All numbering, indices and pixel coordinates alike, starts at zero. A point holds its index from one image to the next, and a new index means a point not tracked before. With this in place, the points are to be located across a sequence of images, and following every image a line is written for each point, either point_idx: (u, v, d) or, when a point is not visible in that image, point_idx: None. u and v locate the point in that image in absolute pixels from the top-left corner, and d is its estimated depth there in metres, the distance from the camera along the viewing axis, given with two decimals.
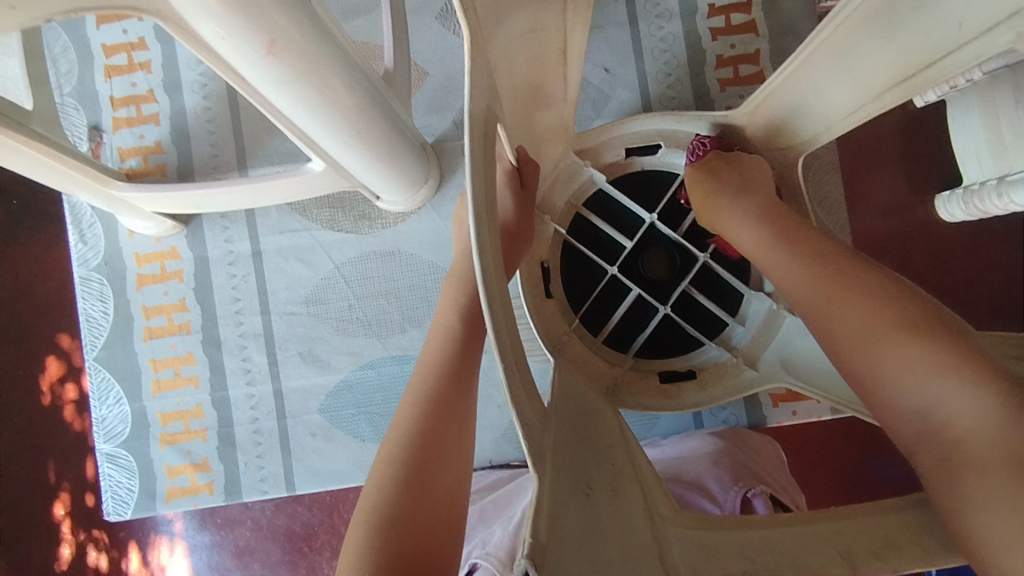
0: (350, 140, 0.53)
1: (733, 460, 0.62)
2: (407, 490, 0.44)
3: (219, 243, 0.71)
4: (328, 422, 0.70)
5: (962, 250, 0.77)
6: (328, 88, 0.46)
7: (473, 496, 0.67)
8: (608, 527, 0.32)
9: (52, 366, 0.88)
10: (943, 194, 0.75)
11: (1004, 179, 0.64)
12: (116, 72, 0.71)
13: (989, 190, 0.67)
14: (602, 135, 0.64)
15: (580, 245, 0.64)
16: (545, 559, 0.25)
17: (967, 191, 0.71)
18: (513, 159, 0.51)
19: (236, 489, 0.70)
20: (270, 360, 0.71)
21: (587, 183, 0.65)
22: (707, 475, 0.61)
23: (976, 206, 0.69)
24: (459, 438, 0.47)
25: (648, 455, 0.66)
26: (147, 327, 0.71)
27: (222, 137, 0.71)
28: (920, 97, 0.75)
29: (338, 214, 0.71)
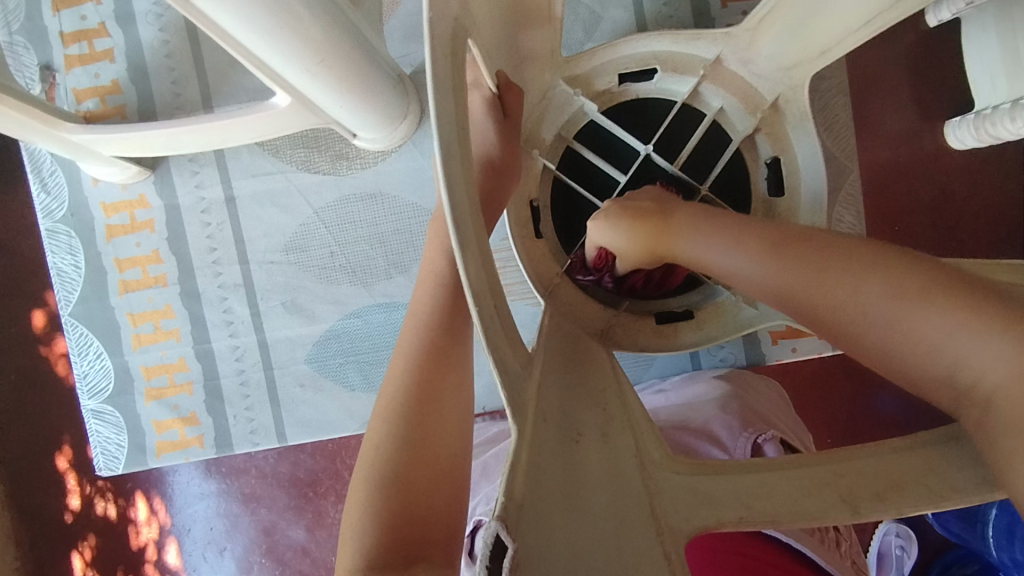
0: (314, 68, 0.48)
1: (740, 405, 0.60)
2: (404, 437, 0.42)
3: (190, 189, 0.67)
4: (316, 372, 0.68)
5: (978, 178, 0.73)
6: (281, 7, 0.40)
7: (477, 450, 0.65)
8: (598, 477, 0.30)
9: (38, 318, 0.86)
10: (954, 119, 0.70)
11: (1019, 101, 0.60)
12: (64, 4, 0.65)
13: (1001, 113, 0.62)
14: (592, 61, 0.58)
15: (571, 181, 0.61)
16: (521, 517, 0.23)
17: (978, 116, 0.66)
18: (492, 85, 0.47)
19: (228, 442, 0.69)
20: (252, 311, 0.68)
21: (579, 114, 0.60)
22: (714, 421, 0.59)
23: (987, 131, 0.65)
24: (456, 387, 0.45)
25: (652, 403, 0.65)
26: (122, 280, 0.68)
27: (184, 73, 0.66)
28: (932, 15, 0.70)
29: (314, 154, 0.66)
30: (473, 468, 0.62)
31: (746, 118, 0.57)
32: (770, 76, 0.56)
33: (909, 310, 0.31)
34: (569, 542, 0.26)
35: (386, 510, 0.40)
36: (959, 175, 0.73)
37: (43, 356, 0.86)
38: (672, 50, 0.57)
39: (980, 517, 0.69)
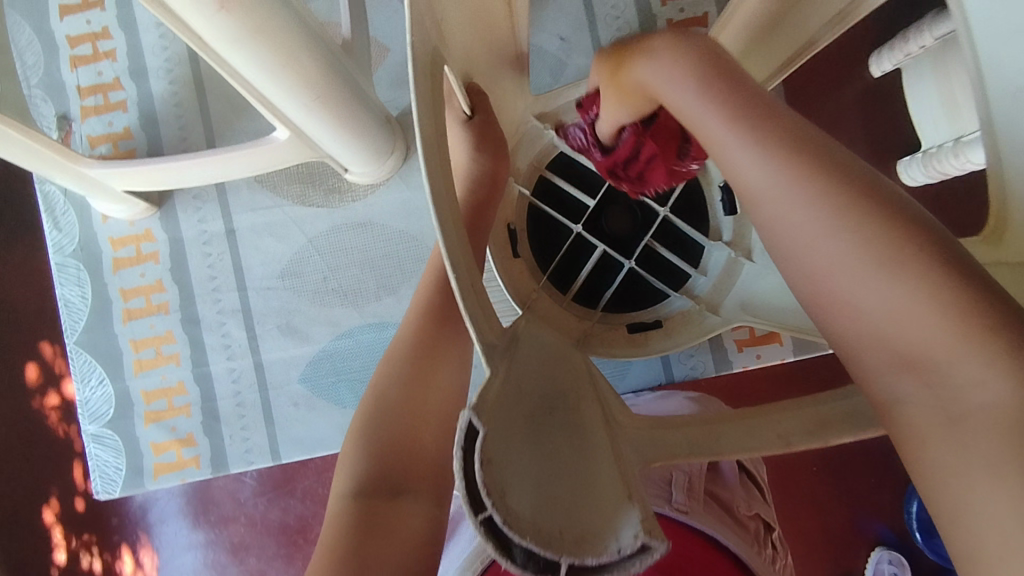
0: (310, 103, 0.54)
1: (700, 422, 0.65)
2: (398, 389, 0.46)
3: (193, 224, 0.73)
4: (309, 392, 0.72)
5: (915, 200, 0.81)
6: (283, 48, 0.47)
7: None
8: (568, 425, 0.31)
9: (30, 370, 0.89)
10: (905, 160, 0.78)
11: (960, 140, 0.66)
12: (82, 62, 0.73)
13: (946, 151, 0.69)
14: (557, 100, 0.66)
15: (546, 206, 0.67)
16: (487, 417, 0.27)
17: (927, 156, 0.74)
18: (468, 109, 0.51)
19: (223, 461, 0.72)
20: (249, 334, 0.72)
21: (549, 146, 0.67)
22: (675, 430, 0.64)
23: (936, 168, 0.72)
24: (460, 340, 0.47)
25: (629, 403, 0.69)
26: (126, 309, 0.72)
27: (190, 120, 0.73)
28: (875, 66, 0.80)
29: (309, 189, 0.73)
30: None
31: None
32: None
33: (870, 275, 0.31)
34: (527, 468, 0.28)
35: (379, 454, 0.43)
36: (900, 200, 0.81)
37: (35, 407, 0.89)
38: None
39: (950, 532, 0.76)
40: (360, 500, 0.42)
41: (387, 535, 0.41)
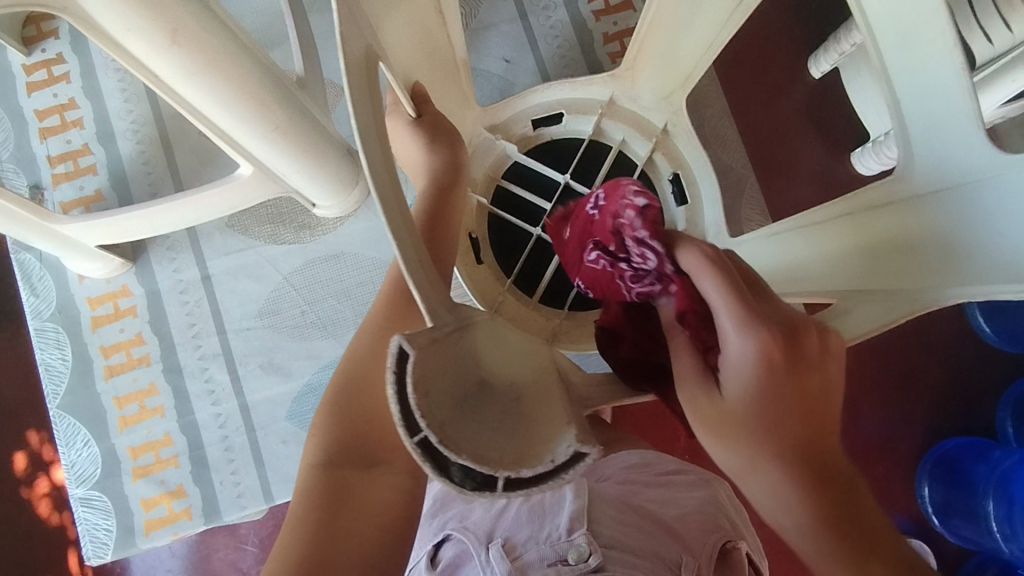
0: (271, 134, 0.56)
1: (719, 508, 0.56)
2: (362, 384, 0.51)
3: (169, 274, 0.74)
4: (298, 427, 0.72)
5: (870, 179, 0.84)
6: (239, 79, 0.49)
7: None
8: (508, 372, 0.32)
9: (18, 460, 0.87)
10: (857, 151, 0.78)
11: None
12: (51, 133, 0.75)
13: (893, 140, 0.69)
14: (507, 110, 0.70)
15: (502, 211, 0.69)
16: (420, 347, 0.27)
17: (876, 145, 0.74)
18: (412, 112, 0.53)
19: (215, 510, 0.70)
20: (232, 377, 0.72)
21: (503, 156, 0.69)
22: (690, 516, 0.54)
23: (886, 156, 0.72)
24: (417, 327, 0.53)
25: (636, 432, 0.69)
26: (107, 365, 0.72)
27: (159, 175, 0.75)
28: (815, 67, 0.81)
29: (280, 228, 0.74)
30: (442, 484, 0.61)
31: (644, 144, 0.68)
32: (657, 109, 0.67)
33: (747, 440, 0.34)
34: (463, 405, 0.28)
35: (348, 443, 0.49)
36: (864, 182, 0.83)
37: (24, 497, 0.86)
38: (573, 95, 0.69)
39: (981, 512, 0.73)
40: (333, 486, 0.47)
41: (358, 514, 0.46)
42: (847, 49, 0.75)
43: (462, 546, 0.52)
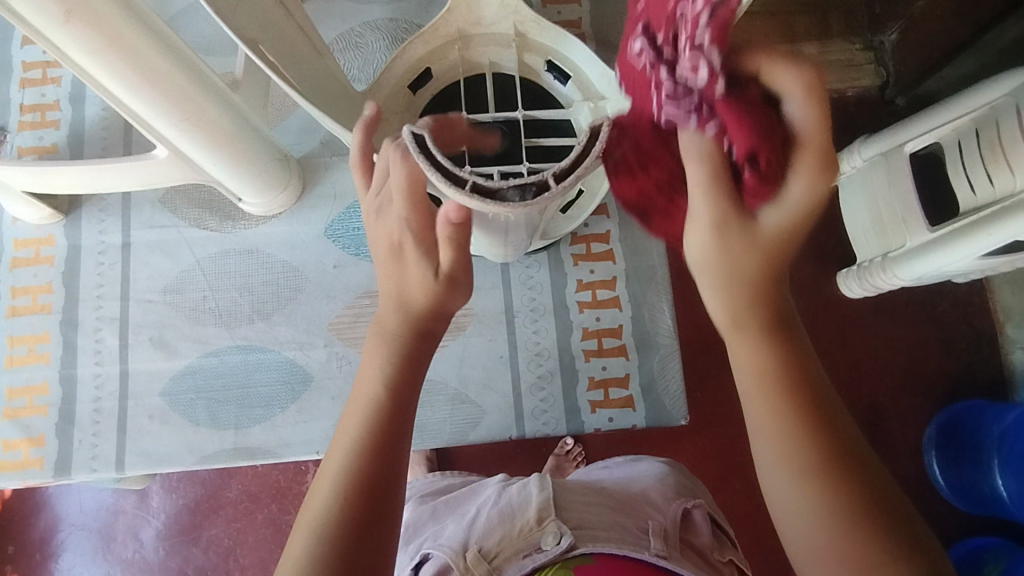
0: (181, 124, 0.59)
1: (676, 481, 0.63)
2: (403, 304, 0.49)
3: (94, 234, 0.77)
4: (166, 406, 0.73)
5: (864, 318, 1.00)
6: (145, 66, 0.52)
7: (425, 496, 0.68)
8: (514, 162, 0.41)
9: None
10: (845, 272, 0.98)
11: (887, 256, 0.88)
12: (30, 84, 0.81)
13: (876, 266, 0.91)
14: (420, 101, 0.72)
15: None
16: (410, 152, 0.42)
17: (860, 270, 0.95)
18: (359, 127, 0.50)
19: (67, 466, 0.72)
20: (121, 342, 0.75)
21: (401, 105, 0.71)
22: (652, 489, 0.61)
23: (869, 281, 0.93)
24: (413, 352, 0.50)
25: (599, 476, 0.68)
26: (12, 305, 0.75)
27: (114, 143, 0.80)
28: None
29: (206, 214, 0.78)
30: (419, 512, 0.65)
31: (512, 54, 0.71)
32: (502, 22, 0.69)
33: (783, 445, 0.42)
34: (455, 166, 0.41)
35: (393, 370, 0.49)
36: (849, 315, 1.00)
37: None
38: (430, 52, 0.71)
39: None
40: (373, 417, 0.47)
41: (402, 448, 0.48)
42: (845, 170, 0.96)
43: (440, 563, 0.54)
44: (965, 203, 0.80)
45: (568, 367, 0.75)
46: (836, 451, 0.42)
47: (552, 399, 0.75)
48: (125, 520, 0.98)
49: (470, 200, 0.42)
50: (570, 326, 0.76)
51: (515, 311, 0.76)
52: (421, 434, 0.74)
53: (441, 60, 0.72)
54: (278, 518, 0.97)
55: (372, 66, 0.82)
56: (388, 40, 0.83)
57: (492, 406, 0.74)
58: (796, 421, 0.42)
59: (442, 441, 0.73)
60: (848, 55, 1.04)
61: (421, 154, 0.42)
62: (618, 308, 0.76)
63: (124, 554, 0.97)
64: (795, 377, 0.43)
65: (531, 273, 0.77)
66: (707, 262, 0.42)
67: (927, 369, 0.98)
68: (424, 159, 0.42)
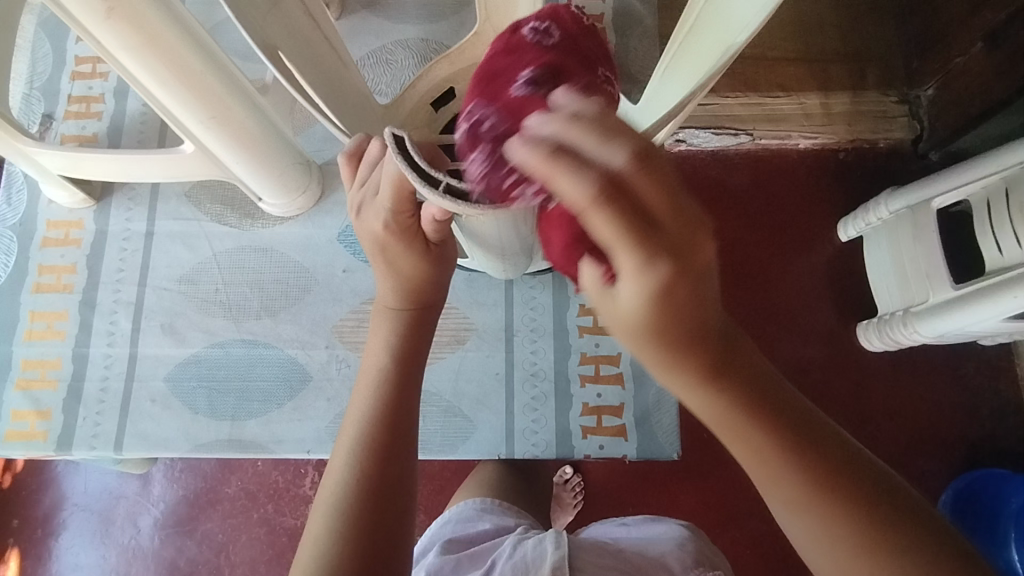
0: (208, 122, 0.62)
1: (698, 548, 0.63)
2: (402, 282, 0.51)
3: (121, 221, 0.81)
4: (169, 391, 0.76)
5: (881, 374, 0.98)
6: (175, 64, 0.55)
7: (452, 541, 0.63)
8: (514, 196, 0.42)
9: None
10: (863, 323, 0.97)
11: (909, 311, 0.87)
12: (79, 77, 0.86)
13: (897, 320, 0.89)
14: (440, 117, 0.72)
15: None
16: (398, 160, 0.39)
17: (880, 323, 0.93)
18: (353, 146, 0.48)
19: (69, 441, 0.74)
20: (134, 327, 0.78)
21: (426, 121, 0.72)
22: (670, 555, 0.61)
23: (888, 335, 0.92)
24: (417, 346, 0.53)
25: (615, 533, 0.67)
26: (37, 282, 0.79)
27: (150, 137, 0.84)
28: (843, 232, 1.01)
29: (226, 211, 0.81)
30: (443, 561, 0.60)
31: None
32: None
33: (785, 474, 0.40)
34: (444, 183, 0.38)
35: (397, 362, 0.51)
36: (866, 372, 0.98)
37: None
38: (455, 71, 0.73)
39: None
40: (384, 390, 0.50)
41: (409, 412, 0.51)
42: (871, 222, 0.95)
43: None
44: (991, 265, 0.78)
45: (562, 390, 0.75)
46: (813, 462, 0.40)
47: (544, 421, 0.74)
48: (125, 506, 1.00)
49: (442, 202, 0.37)
50: (568, 349, 0.76)
51: (515, 330, 0.77)
52: None
53: (464, 80, 0.73)
54: (272, 518, 0.98)
55: (399, 82, 0.85)
56: (418, 59, 0.86)
57: (483, 422, 0.75)
58: (773, 452, 0.40)
59: (430, 452, 0.74)
60: (882, 107, 1.03)
61: (399, 155, 0.38)
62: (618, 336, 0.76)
63: (120, 539, 0.99)
64: (752, 409, 0.39)
65: (534, 293, 0.78)
66: (628, 328, 0.33)
67: (944, 431, 0.96)
68: (401, 158, 0.38)
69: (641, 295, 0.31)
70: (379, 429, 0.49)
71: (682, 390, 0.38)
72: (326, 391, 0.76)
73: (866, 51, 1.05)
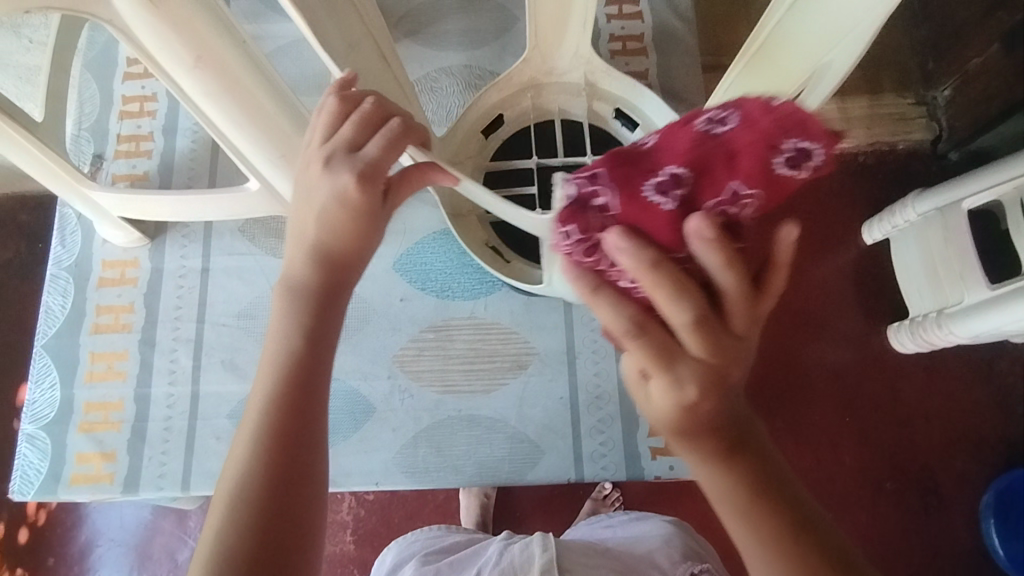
0: (277, 160, 0.62)
1: (684, 543, 0.65)
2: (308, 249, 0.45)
3: (176, 258, 0.81)
4: (234, 428, 0.75)
5: (920, 377, 0.98)
6: (252, 108, 0.55)
7: (432, 553, 0.68)
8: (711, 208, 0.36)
9: None
10: (895, 325, 0.97)
11: (943, 312, 0.86)
12: (128, 116, 0.86)
13: (930, 321, 0.89)
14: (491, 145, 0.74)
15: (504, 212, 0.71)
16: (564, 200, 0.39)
17: (913, 325, 0.93)
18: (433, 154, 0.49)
19: (135, 483, 0.74)
20: (194, 364, 0.78)
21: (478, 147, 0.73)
22: (658, 551, 0.63)
23: (922, 335, 0.91)
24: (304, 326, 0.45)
25: (603, 535, 0.69)
26: (95, 322, 0.79)
27: (200, 173, 0.85)
28: (868, 234, 1.00)
29: (282, 243, 0.81)
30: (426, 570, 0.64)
31: (582, 102, 0.74)
32: (576, 71, 0.72)
33: None
34: None
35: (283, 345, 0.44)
36: (902, 376, 0.98)
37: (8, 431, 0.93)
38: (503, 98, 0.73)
39: None
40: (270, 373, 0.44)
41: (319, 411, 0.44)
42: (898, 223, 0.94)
43: None
44: None
45: (628, 411, 0.75)
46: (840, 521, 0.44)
47: (611, 444, 0.74)
48: (163, 540, 0.99)
49: None
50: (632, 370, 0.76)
51: (577, 352, 0.77)
52: (481, 471, 0.74)
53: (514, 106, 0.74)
54: None
55: (446, 108, 0.86)
56: (463, 85, 0.87)
57: (550, 447, 0.74)
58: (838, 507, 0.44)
59: (501, 480, 0.73)
60: (900, 110, 1.04)
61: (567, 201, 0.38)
62: None
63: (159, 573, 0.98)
64: None
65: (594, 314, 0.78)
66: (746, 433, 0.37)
67: (987, 430, 0.96)
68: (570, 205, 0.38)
69: (675, 400, 0.35)
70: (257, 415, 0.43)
71: (697, 465, 0.37)
72: (391, 421, 0.76)
73: (896, 56, 1.05)
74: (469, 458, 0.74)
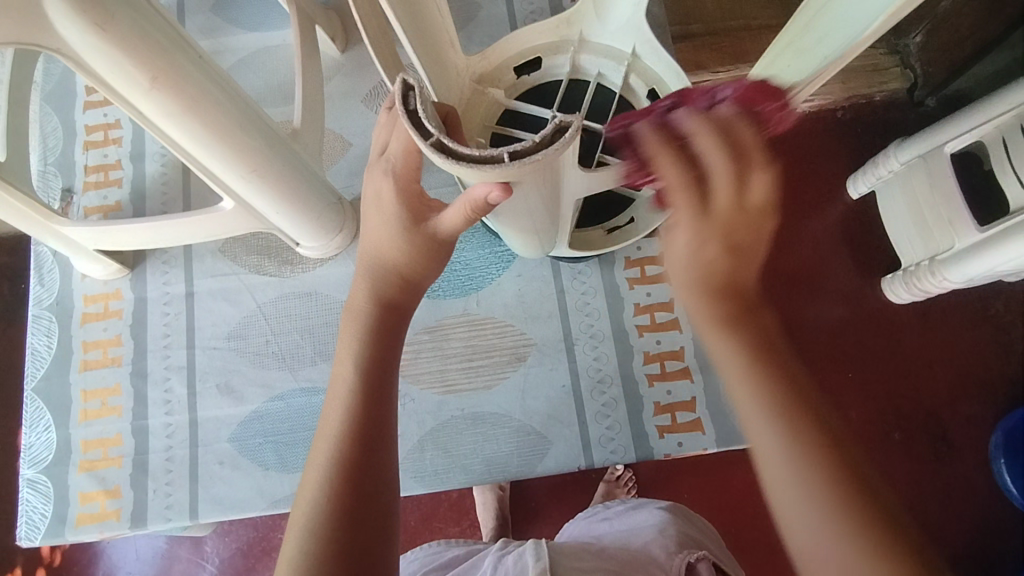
0: (248, 175, 0.60)
1: (678, 531, 0.65)
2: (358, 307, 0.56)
3: (158, 286, 0.80)
4: (236, 451, 0.74)
5: (916, 327, 0.99)
6: (214, 124, 0.53)
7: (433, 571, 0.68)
8: None
9: None
10: (889, 277, 0.97)
11: (934, 259, 0.86)
12: (93, 146, 0.84)
13: (924, 269, 0.88)
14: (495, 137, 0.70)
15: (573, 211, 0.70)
16: None
17: (906, 274, 0.93)
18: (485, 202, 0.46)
19: (143, 517, 0.73)
20: (189, 391, 0.76)
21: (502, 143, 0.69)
22: (653, 543, 0.63)
23: (916, 284, 0.91)
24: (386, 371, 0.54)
25: (601, 531, 0.71)
26: (84, 359, 0.78)
27: (173, 198, 0.83)
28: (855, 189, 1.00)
29: (264, 260, 0.80)
30: None
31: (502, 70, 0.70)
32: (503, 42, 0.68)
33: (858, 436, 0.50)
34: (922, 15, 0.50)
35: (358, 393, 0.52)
36: (899, 327, 0.99)
37: None
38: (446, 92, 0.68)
39: None
40: (356, 410, 0.51)
41: (382, 447, 0.51)
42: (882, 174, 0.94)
43: None
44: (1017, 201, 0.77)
45: (631, 392, 0.74)
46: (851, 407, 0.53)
47: (618, 426, 0.74)
48: (179, 568, 0.98)
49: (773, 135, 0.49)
50: (631, 350, 0.76)
51: (575, 338, 0.76)
52: (490, 468, 0.73)
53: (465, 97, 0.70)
54: None
55: None
56: None
57: (557, 436, 0.74)
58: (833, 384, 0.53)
59: (511, 475, 0.73)
60: (874, 60, 1.03)
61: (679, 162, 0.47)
62: (677, 330, 0.76)
63: None
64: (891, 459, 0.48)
65: (587, 299, 0.77)
66: None
67: (987, 372, 0.97)
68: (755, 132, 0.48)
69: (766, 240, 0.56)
70: (344, 457, 0.49)
71: None
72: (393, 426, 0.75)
73: None
74: (477, 456, 0.73)
